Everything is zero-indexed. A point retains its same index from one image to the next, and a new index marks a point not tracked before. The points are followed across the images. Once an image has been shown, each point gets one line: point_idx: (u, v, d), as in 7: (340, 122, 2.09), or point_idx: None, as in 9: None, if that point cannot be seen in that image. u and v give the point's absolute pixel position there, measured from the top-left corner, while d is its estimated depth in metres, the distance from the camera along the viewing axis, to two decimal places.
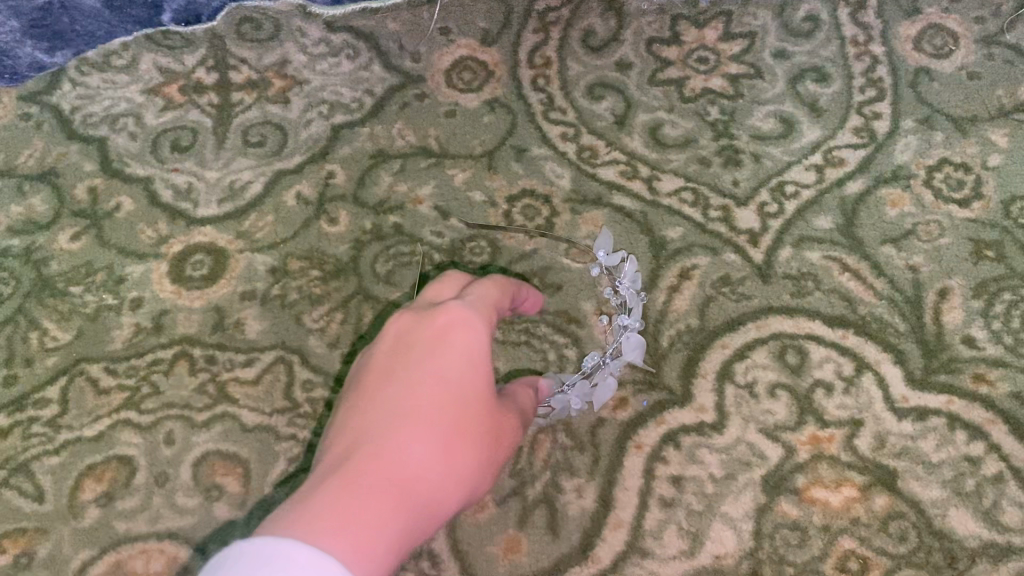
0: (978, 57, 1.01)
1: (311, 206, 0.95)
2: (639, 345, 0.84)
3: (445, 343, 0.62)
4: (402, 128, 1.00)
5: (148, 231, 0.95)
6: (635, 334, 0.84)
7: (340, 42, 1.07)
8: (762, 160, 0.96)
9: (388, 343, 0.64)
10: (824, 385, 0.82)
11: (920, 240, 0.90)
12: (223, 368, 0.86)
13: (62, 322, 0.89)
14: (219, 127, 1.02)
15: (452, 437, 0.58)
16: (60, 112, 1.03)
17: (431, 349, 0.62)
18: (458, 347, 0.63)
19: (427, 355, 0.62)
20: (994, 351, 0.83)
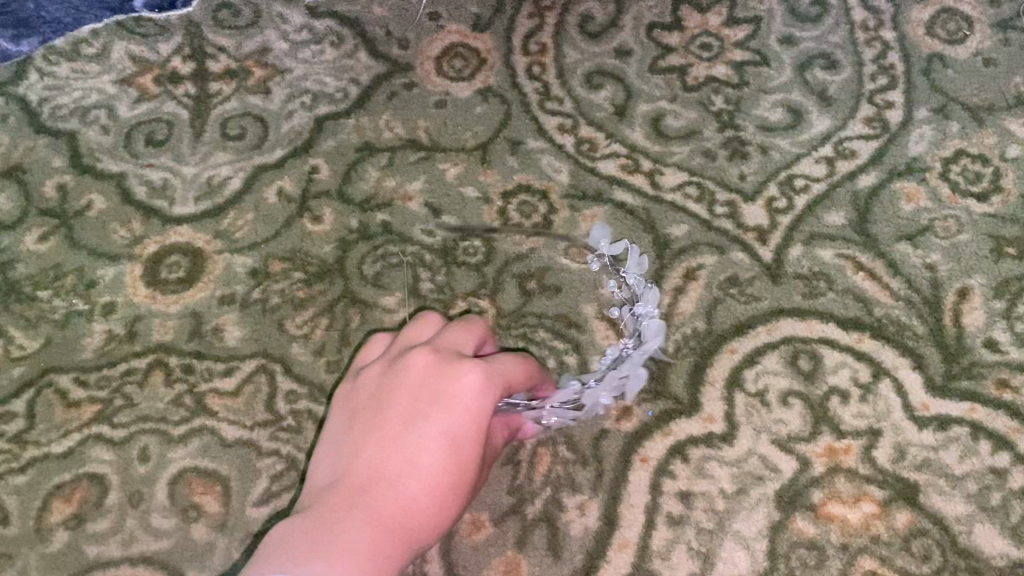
0: (994, 42, 0.96)
1: (294, 203, 0.90)
2: (661, 329, 0.79)
3: (466, 394, 0.58)
4: (389, 120, 0.95)
5: (121, 231, 0.89)
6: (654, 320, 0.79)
7: (324, 29, 1.02)
8: (770, 153, 0.91)
9: (411, 375, 0.59)
10: (839, 393, 0.78)
11: (938, 236, 0.85)
12: (202, 378, 0.81)
13: (29, 329, 0.84)
14: (196, 119, 0.96)
15: (451, 490, 0.56)
16: (27, 104, 0.97)
17: (447, 398, 0.58)
18: (476, 405, 0.58)
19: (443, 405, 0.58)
20: (1018, 355, 0.79)
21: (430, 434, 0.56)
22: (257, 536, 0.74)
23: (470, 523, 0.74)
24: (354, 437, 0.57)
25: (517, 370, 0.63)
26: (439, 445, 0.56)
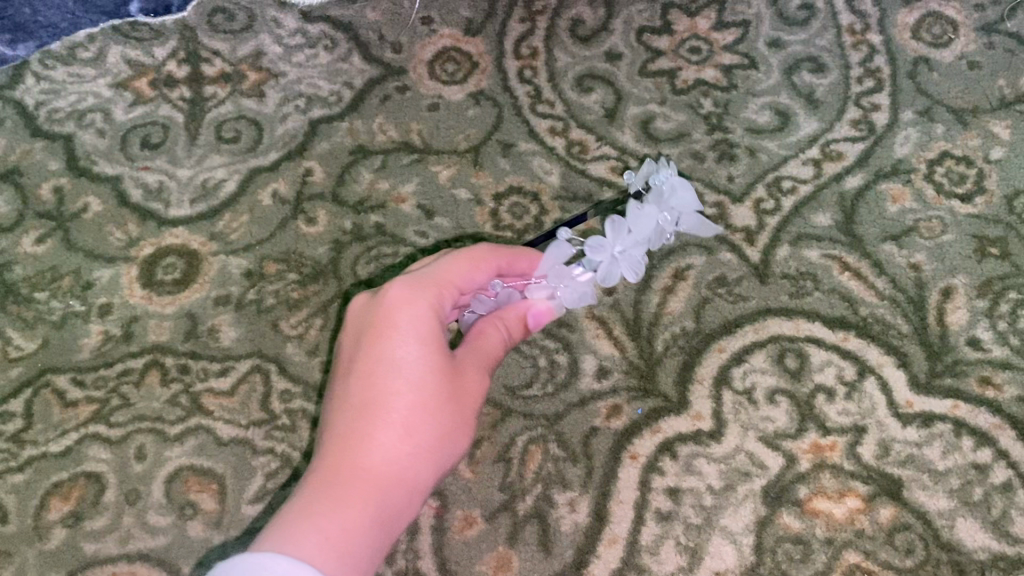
0: (978, 46, 0.98)
1: (288, 205, 0.91)
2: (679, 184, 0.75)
3: (399, 313, 0.61)
4: (382, 122, 0.96)
5: (117, 233, 0.90)
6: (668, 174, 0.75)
7: (317, 33, 1.03)
8: (757, 155, 0.92)
9: (354, 323, 0.64)
10: (825, 390, 0.79)
11: (922, 237, 0.86)
12: (197, 378, 0.82)
13: (27, 330, 0.85)
14: (191, 122, 0.97)
15: (421, 402, 0.59)
16: (23, 107, 0.98)
17: (383, 324, 0.61)
18: (410, 317, 0.61)
19: (383, 333, 0.61)
20: (1000, 353, 0.80)
21: (379, 362, 0.60)
22: (253, 533, 0.75)
23: (462, 520, 0.75)
24: (329, 399, 0.62)
25: (453, 269, 0.65)
26: (388, 377, 0.59)
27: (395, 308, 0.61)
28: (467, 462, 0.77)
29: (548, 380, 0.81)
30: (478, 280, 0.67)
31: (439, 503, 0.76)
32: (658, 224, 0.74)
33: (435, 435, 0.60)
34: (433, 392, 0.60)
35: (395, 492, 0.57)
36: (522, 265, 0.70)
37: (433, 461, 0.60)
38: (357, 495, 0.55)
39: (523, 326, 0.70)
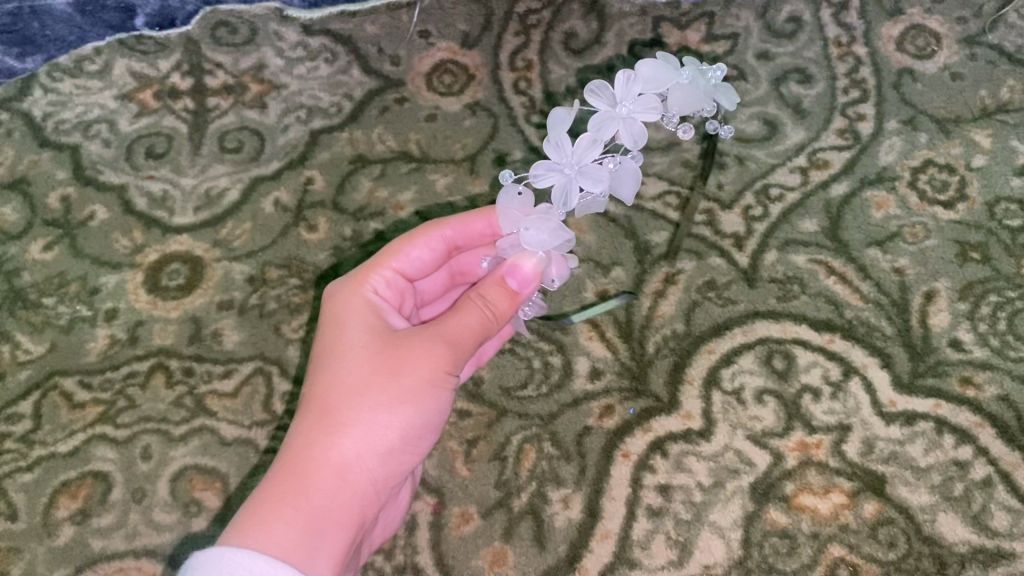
0: (961, 57, 1.01)
1: (289, 213, 0.94)
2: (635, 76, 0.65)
3: (331, 311, 0.64)
4: (381, 133, 0.99)
5: (123, 240, 0.93)
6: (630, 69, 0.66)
7: (318, 46, 1.06)
8: (746, 163, 0.95)
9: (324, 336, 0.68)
10: (811, 391, 0.82)
11: (905, 242, 0.89)
12: (201, 380, 0.84)
13: (36, 334, 0.87)
14: (195, 132, 1.00)
15: (357, 378, 0.59)
16: (31, 119, 1.01)
17: (325, 322, 0.64)
18: (340, 311, 0.63)
19: (325, 330, 0.63)
20: (981, 353, 0.82)
21: (322, 355, 0.62)
22: None
23: (459, 516, 0.77)
24: None
25: (382, 260, 0.67)
26: (325, 365, 0.61)
27: (328, 304, 0.65)
28: (463, 460, 0.80)
29: (543, 381, 0.83)
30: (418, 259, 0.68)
31: (437, 500, 0.78)
32: (607, 129, 0.65)
33: (373, 401, 0.59)
34: (363, 363, 0.60)
35: (323, 466, 0.57)
36: (479, 229, 0.69)
37: (374, 425, 0.58)
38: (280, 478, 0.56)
39: (504, 287, 0.63)
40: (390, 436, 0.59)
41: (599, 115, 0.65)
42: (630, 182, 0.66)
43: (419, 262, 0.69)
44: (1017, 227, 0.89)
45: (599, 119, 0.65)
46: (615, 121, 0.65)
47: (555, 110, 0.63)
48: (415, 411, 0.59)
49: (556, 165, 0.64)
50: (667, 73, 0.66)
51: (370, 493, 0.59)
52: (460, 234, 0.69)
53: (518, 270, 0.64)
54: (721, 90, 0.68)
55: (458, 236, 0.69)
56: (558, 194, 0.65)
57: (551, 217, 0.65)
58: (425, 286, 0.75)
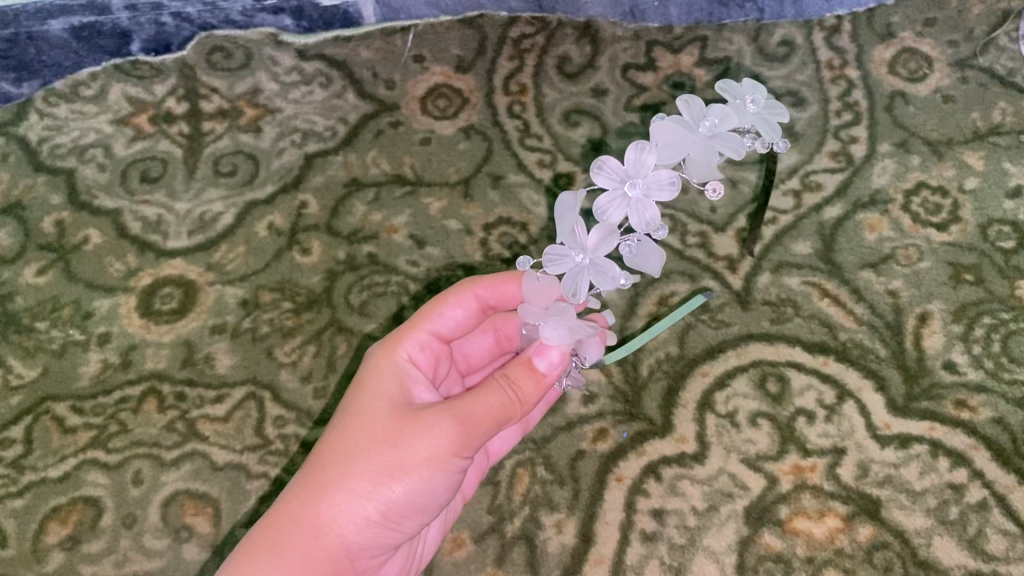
0: (952, 80, 1.01)
1: (283, 236, 0.94)
2: (644, 150, 0.59)
3: (364, 368, 0.64)
4: (376, 156, 0.99)
5: (116, 264, 0.93)
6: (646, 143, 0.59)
7: (313, 70, 1.06)
8: (739, 186, 0.95)
9: None
10: (806, 413, 0.81)
11: (899, 264, 0.89)
12: (194, 405, 0.84)
13: (28, 359, 0.87)
14: (190, 157, 1.00)
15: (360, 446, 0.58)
16: (27, 143, 1.01)
17: (356, 377, 0.64)
18: (371, 370, 0.63)
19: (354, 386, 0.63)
20: (975, 375, 0.82)
21: (341, 411, 0.61)
22: None
23: (451, 542, 0.77)
24: None
25: (419, 320, 0.66)
26: (338, 424, 0.60)
27: (362, 363, 0.65)
28: None
29: None
30: (452, 317, 0.67)
31: None
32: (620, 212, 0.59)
33: (369, 473, 0.57)
34: (368, 428, 0.58)
35: (300, 526, 0.56)
36: (511, 292, 0.68)
37: (360, 493, 0.57)
38: (261, 532, 0.57)
39: (532, 371, 0.61)
40: (375, 506, 0.57)
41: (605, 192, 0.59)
42: (653, 258, 0.61)
43: (454, 322, 0.67)
44: (1009, 249, 0.89)
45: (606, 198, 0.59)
46: (627, 205, 0.59)
47: (560, 197, 0.59)
48: (407, 487, 0.57)
49: (567, 252, 0.60)
50: (683, 134, 0.60)
51: (345, 560, 0.57)
52: (492, 293, 0.68)
53: (544, 354, 0.62)
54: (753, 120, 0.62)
55: (490, 296, 0.68)
56: (569, 282, 0.60)
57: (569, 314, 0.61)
58: (471, 350, 0.74)
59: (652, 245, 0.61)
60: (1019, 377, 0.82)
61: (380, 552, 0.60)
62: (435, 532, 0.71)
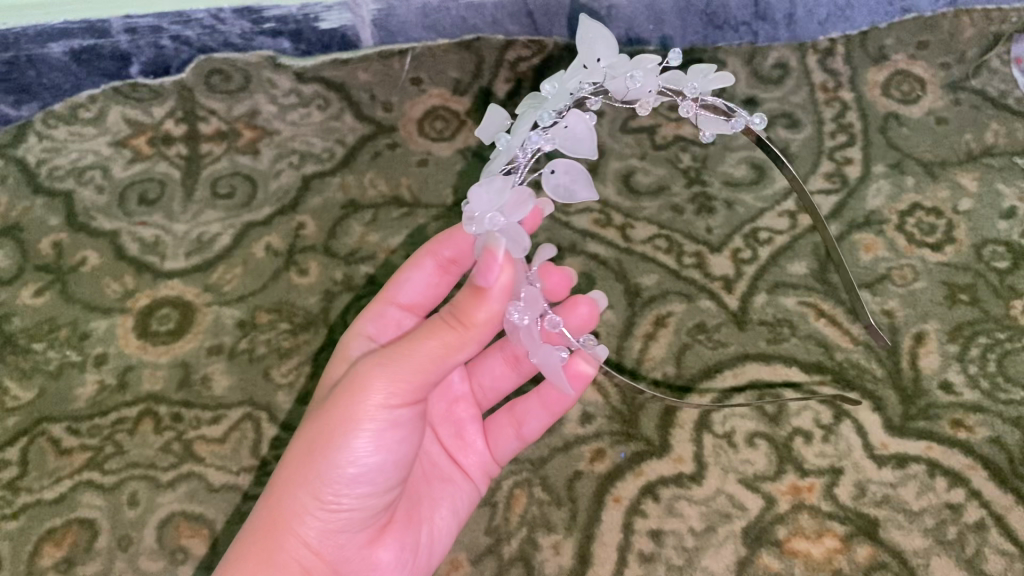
0: (945, 102, 1.02)
1: (280, 257, 0.94)
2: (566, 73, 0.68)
3: (331, 366, 0.70)
4: (373, 178, 1.00)
5: (114, 285, 0.93)
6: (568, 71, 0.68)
7: (311, 93, 1.07)
8: (735, 207, 0.96)
9: None
10: (802, 433, 0.81)
11: (895, 284, 0.90)
12: (190, 426, 0.84)
13: (24, 380, 0.87)
14: (188, 178, 1.00)
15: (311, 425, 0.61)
16: (26, 165, 1.02)
17: (326, 377, 0.69)
18: (338, 364, 0.69)
19: (324, 385, 0.68)
20: (972, 396, 0.82)
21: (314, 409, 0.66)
22: None
23: (448, 563, 0.76)
24: None
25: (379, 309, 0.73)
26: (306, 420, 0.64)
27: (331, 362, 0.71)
28: None
29: None
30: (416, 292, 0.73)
31: None
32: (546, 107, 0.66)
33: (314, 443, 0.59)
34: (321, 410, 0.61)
35: (258, 530, 0.58)
36: (462, 243, 0.72)
37: (303, 475, 0.58)
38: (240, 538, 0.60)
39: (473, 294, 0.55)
40: (321, 485, 0.58)
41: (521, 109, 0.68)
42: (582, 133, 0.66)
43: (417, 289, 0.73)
44: (1004, 269, 0.89)
45: (520, 110, 0.68)
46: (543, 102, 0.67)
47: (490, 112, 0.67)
48: (342, 452, 0.58)
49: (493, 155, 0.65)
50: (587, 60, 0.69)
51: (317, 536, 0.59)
52: (444, 249, 0.72)
53: (490, 272, 0.55)
54: (696, 73, 0.78)
55: (443, 255, 0.73)
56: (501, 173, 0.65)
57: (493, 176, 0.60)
58: None
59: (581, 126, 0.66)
60: (1015, 397, 0.82)
61: (353, 526, 0.61)
62: (445, 514, 0.70)
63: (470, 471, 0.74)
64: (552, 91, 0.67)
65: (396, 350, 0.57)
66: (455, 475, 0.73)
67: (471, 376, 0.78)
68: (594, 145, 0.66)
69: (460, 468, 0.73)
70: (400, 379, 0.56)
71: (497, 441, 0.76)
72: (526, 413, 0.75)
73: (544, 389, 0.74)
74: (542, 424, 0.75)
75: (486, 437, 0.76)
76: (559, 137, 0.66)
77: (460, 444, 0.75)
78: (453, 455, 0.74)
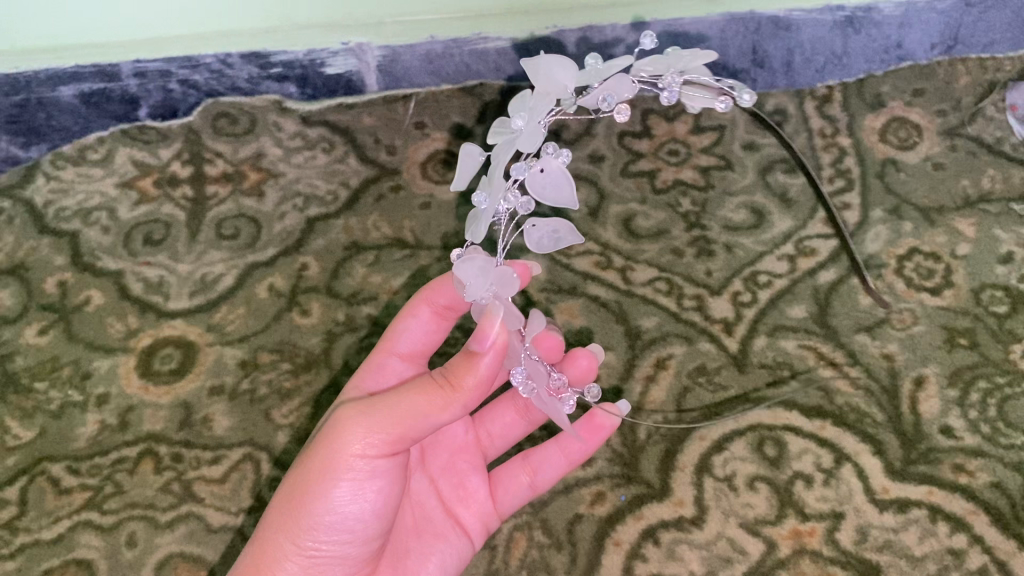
0: (942, 148, 1.03)
1: (283, 297, 0.95)
2: (539, 94, 0.63)
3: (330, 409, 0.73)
4: (377, 220, 1.01)
5: (117, 325, 0.93)
6: (540, 92, 0.63)
7: (316, 136, 1.08)
8: (734, 251, 0.97)
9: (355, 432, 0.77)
10: (804, 477, 0.81)
11: (894, 328, 0.90)
12: (190, 466, 0.84)
13: (25, 420, 0.87)
14: (193, 220, 1.02)
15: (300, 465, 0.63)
16: (33, 206, 1.02)
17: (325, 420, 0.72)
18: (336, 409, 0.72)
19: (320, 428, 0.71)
20: (972, 440, 0.82)
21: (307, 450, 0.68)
22: None
23: None
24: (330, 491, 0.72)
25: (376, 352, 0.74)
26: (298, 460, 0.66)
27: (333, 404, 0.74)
28: None
29: None
30: (414, 335, 0.74)
31: None
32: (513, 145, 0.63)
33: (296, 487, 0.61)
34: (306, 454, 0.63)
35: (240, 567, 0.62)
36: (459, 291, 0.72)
37: (282, 519, 0.61)
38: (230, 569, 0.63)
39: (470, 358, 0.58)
40: (298, 531, 0.60)
41: (493, 138, 0.64)
42: (560, 183, 0.63)
43: (416, 337, 0.74)
44: (1003, 313, 0.90)
45: (492, 140, 0.64)
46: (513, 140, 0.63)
47: (460, 152, 0.63)
48: (323, 500, 0.60)
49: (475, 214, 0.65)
50: (562, 76, 0.63)
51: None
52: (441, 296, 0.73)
53: (485, 338, 0.58)
54: (676, 56, 0.67)
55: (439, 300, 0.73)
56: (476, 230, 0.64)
57: (476, 256, 0.61)
58: None
59: (558, 170, 0.63)
60: (1016, 442, 0.82)
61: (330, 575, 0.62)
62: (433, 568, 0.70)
63: (468, 526, 0.73)
64: (522, 128, 0.62)
65: (379, 402, 0.59)
66: (447, 529, 0.72)
67: (478, 425, 0.78)
68: (573, 193, 0.64)
69: (457, 522, 0.73)
70: (387, 431, 0.58)
71: (504, 493, 0.75)
72: (540, 463, 0.75)
73: (562, 437, 0.75)
74: (555, 474, 0.75)
75: (491, 489, 0.75)
76: (537, 185, 0.64)
77: (461, 498, 0.74)
78: (451, 508, 0.73)
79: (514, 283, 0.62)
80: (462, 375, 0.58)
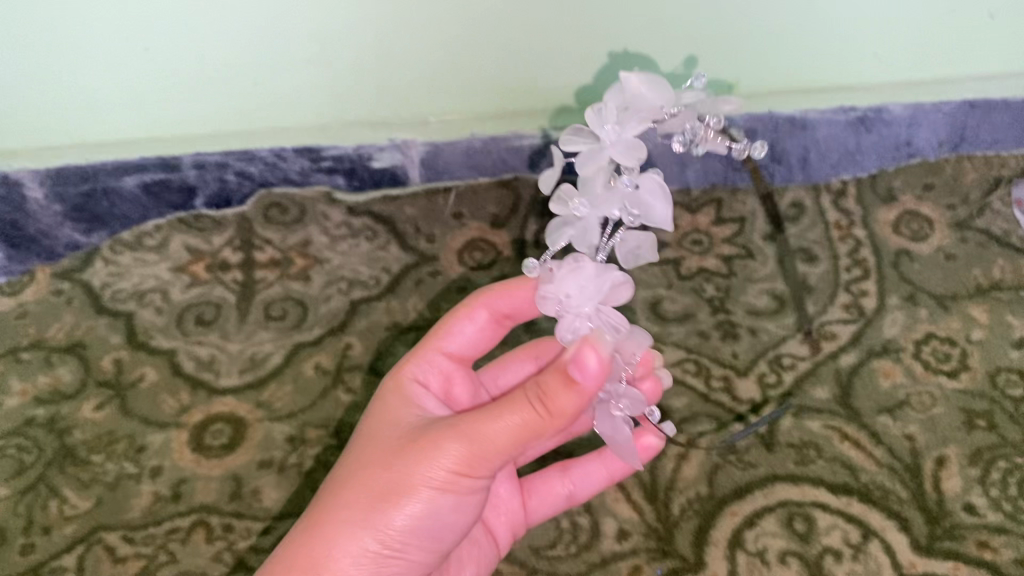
0: (953, 240, 1.09)
1: (328, 376, 1.00)
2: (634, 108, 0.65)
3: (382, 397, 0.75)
4: (416, 303, 1.07)
5: (170, 401, 0.98)
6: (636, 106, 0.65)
7: (360, 225, 1.13)
8: (758, 334, 1.02)
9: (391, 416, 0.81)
10: (833, 551, 0.85)
11: (914, 410, 0.94)
12: (240, 536, 0.88)
13: (82, 490, 0.92)
14: (243, 301, 1.07)
15: (382, 461, 0.66)
16: (91, 288, 1.08)
17: (377, 405, 0.74)
18: (388, 398, 0.75)
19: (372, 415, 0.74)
20: (995, 517, 0.86)
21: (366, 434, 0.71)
22: None
23: None
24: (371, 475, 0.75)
25: (432, 350, 0.79)
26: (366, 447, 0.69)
27: (380, 389, 0.76)
28: None
29: (572, 541, 0.86)
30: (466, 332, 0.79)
31: None
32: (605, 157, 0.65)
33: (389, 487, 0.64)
34: (387, 450, 0.67)
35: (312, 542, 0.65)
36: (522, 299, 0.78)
37: (366, 514, 0.64)
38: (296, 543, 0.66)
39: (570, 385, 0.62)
40: (383, 529, 0.64)
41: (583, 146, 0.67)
42: (656, 198, 0.65)
43: (468, 337, 0.80)
44: (1018, 396, 0.94)
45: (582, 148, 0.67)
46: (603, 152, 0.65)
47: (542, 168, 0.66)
48: (417, 506, 0.64)
49: (566, 220, 0.68)
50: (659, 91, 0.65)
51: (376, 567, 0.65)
52: (504, 302, 0.78)
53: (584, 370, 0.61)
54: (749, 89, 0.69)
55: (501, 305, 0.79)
56: (579, 241, 0.68)
57: (584, 263, 0.66)
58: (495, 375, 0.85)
59: (652, 184, 0.65)
60: None
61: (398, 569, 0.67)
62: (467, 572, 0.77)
63: (498, 534, 0.81)
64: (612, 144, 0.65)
65: (481, 419, 0.63)
66: (482, 538, 0.79)
67: None
68: (669, 209, 0.65)
69: (490, 531, 0.80)
70: (483, 449, 0.63)
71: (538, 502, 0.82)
72: (580, 478, 0.82)
73: (607, 455, 0.82)
74: (594, 487, 0.83)
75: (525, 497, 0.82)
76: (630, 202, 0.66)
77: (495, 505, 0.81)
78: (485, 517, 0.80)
79: (628, 289, 0.66)
80: (555, 399, 0.62)
